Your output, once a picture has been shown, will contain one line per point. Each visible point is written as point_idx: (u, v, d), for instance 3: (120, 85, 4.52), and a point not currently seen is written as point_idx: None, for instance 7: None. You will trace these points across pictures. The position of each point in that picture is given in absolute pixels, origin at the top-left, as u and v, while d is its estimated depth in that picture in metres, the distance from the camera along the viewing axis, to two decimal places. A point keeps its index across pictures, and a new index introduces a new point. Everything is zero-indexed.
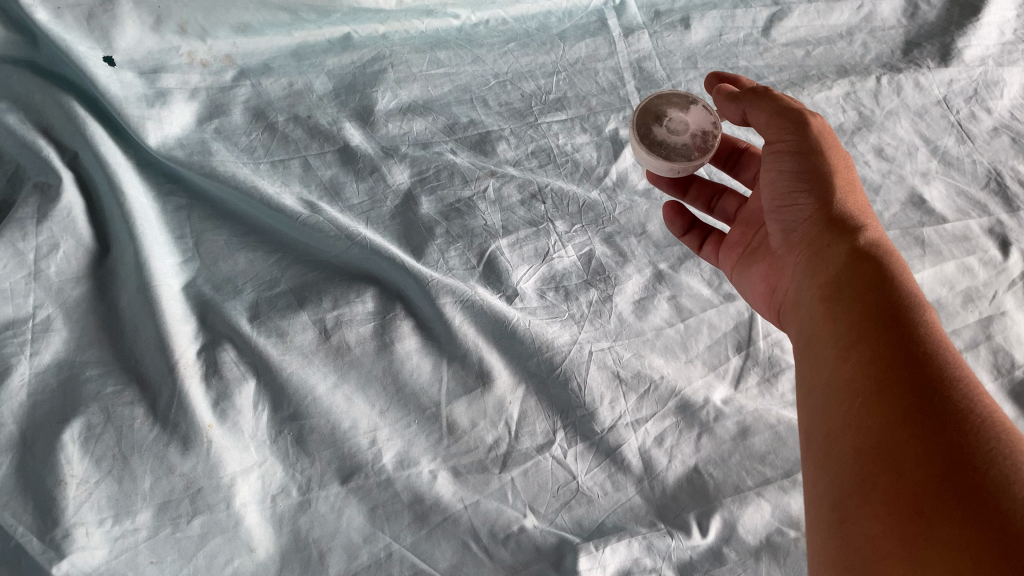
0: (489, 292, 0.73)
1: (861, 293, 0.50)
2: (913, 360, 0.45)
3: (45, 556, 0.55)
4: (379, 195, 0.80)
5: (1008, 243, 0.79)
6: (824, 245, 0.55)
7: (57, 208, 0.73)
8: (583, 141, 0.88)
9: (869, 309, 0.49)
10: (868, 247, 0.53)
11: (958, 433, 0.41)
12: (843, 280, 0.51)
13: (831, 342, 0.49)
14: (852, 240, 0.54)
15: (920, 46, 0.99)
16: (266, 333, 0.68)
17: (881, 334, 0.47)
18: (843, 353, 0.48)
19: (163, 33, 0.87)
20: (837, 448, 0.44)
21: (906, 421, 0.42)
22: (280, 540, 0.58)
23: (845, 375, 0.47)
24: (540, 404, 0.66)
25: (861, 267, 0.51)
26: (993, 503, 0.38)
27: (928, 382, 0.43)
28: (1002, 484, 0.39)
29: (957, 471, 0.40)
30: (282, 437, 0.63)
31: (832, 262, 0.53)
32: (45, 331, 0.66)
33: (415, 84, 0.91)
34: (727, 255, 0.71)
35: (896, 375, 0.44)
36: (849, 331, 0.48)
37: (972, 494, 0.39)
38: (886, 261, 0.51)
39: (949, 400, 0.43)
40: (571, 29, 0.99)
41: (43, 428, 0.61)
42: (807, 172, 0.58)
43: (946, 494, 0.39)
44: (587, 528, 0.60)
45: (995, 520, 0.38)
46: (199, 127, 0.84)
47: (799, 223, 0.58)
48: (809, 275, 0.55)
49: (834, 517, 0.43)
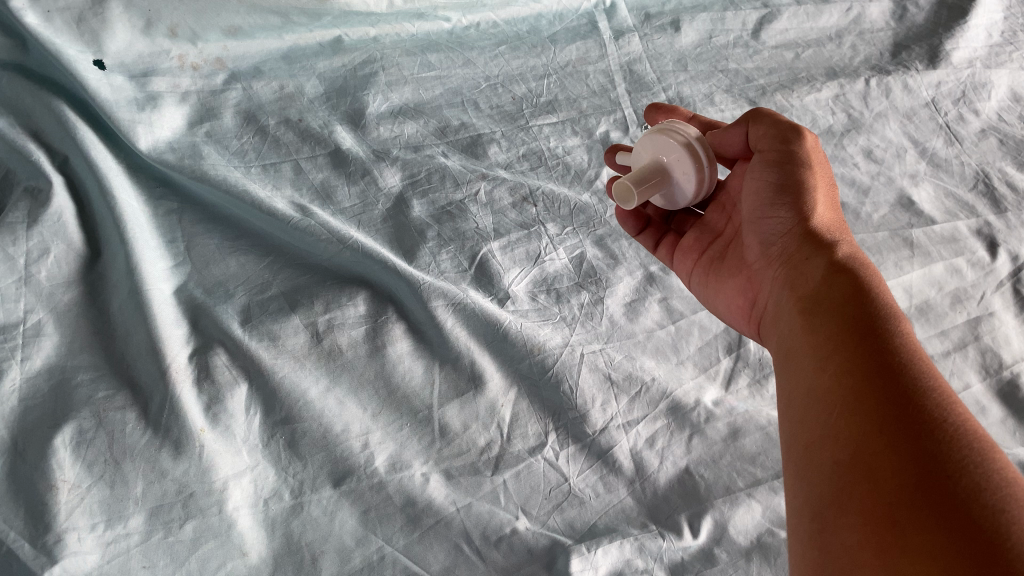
0: (481, 295, 0.73)
1: (838, 304, 0.50)
2: (888, 369, 0.45)
3: (37, 562, 0.54)
4: (371, 199, 0.80)
5: (996, 243, 0.79)
6: (803, 256, 0.56)
7: (48, 213, 0.73)
8: (573, 143, 0.88)
9: (847, 318, 0.49)
10: (844, 259, 0.53)
11: (932, 440, 0.41)
12: (821, 291, 0.52)
13: (811, 353, 0.49)
14: (828, 252, 0.54)
15: (907, 48, 1.00)
16: (258, 337, 0.68)
17: (859, 343, 0.47)
18: (821, 364, 0.48)
19: (154, 37, 0.88)
20: (816, 459, 0.44)
21: (881, 430, 0.42)
22: (272, 544, 0.58)
23: (823, 386, 0.47)
24: (532, 407, 0.67)
25: (838, 278, 0.52)
26: (966, 511, 0.37)
27: (903, 391, 0.43)
28: (975, 491, 0.38)
29: (931, 477, 0.39)
30: (274, 441, 0.63)
31: (811, 274, 0.54)
32: (37, 336, 0.66)
33: (406, 87, 0.91)
34: (683, 259, 0.71)
35: (871, 385, 0.44)
36: (827, 341, 0.49)
37: (945, 500, 0.38)
38: (862, 273, 0.52)
39: (924, 408, 0.42)
40: (561, 32, 1.00)
41: (34, 433, 0.60)
42: (788, 184, 0.59)
43: (920, 502, 0.38)
44: (579, 530, 0.61)
45: (968, 527, 0.37)
46: (190, 131, 0.84)
47: (779, 234, 0.59)
48: (790, 287, 0.55)
49: (814, 528, 0.42)
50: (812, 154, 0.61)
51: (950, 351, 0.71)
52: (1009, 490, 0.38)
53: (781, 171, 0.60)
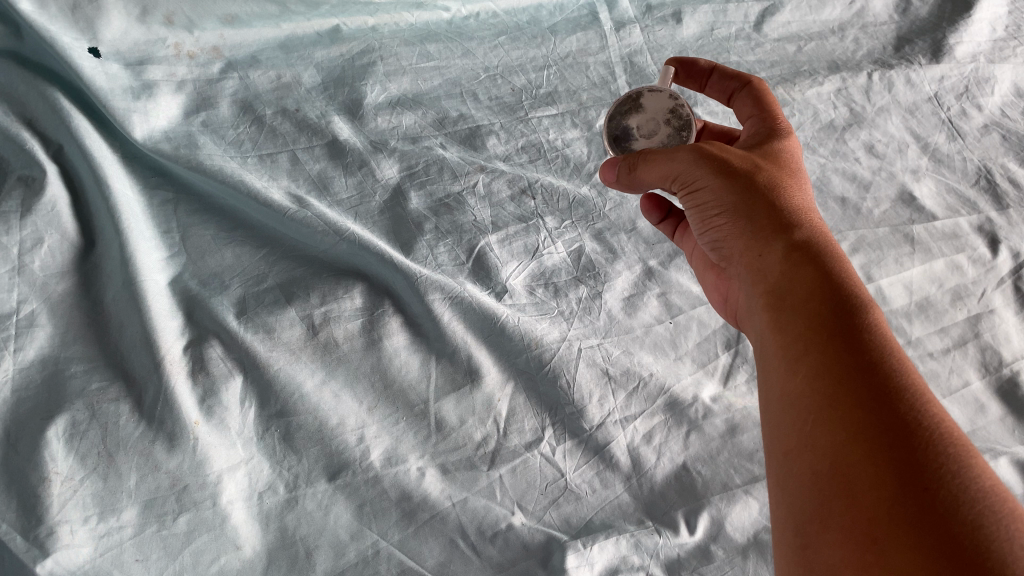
0: (478, 288, 0.73)
1: (800, 301, 0.49)
2: (861, 372, 0.44)
3: (29, 554, 0.54)
4: (368, 190, 0.80)
5: (997, 240, 0.79)
6: (757, 254, 0.54)
7: (41, 202, 0.72)
8: (573, 136, 0.87)
9: (812, 317, 0.48)
10: (800, 250, 0.52)
11: (910, 449, 0.40)
12: (782, 288, 0.51)
13: (780, 353, 0.48)
14: (785, 244, 0.53)
15: (911, 42, 0.99)
16: (253, 329, 0.67)
17: (828, 342, 0.46)
18: (791, 366, 0.47)
19: (150, 24, 0.86)
20: (798, 469, 0.43)
21: (857, 439, 0.41)
22: (267, 538, 0.58)
23: (796, 389, 0.46)
24: (529, 401, 0.66)
25: (799, 271, 0.50)
26: (946, 525, 0.37)
27: (878, 395, 0.43)
28: (953, 504, 0.38)
29: (912, 490, 0.38)
30: (269, 434, 0.62)
31: (769, 270, 0.52)
32: (30, 326, 0.65)
33: (404, 77, 0.90)
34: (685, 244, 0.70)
35: (844, 389, 0.43)
36: (796, 341, 0.48)
37: (926, 517, 0.38)
38: (822, 265, 0.51)
39: (900, 412, 0.42)
40: (561, 22, 0.99)
41: (27, 424, 0.60)
42: (723, 192, 0.56)
43: (902, 519, 0.38)
44: (575, 525, 0.60)
45: (950, 545, 0.36)
46: (186, 120, 0.83)
47: (726, 239, 0.57)
48: (749, 286, 0.54)
49: (797, 543, 0.41)
50: (712, 154, 0.57)
51: (949, 348, 0.71)
52: (985, 503, 0.38)
53: (711, 182, 0.56)
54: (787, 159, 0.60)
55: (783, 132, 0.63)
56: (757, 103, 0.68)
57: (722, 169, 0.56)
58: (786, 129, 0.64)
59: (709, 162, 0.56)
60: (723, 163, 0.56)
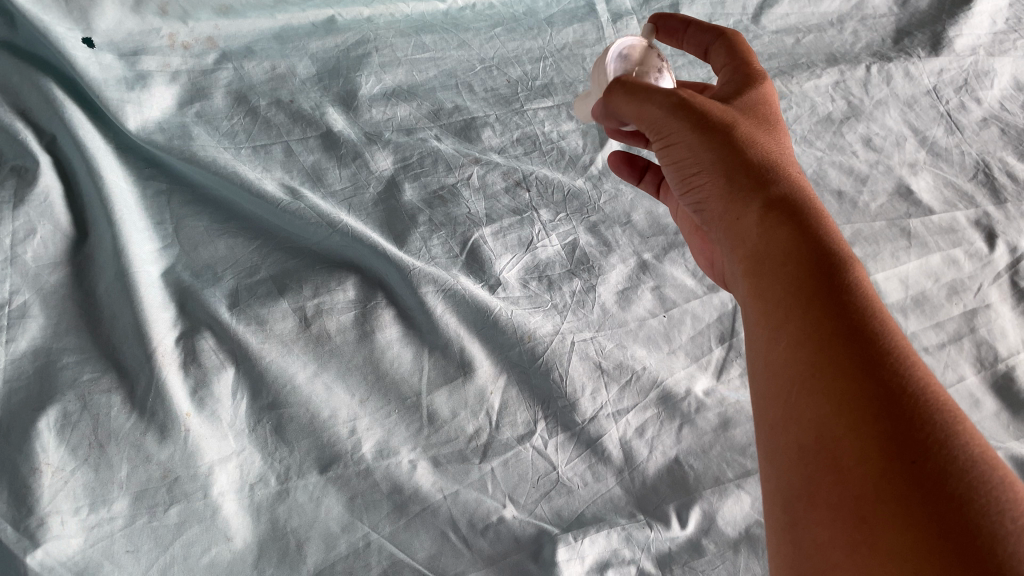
0: (471, 281, 0.73)
1: (780, 263, 0.49)
2: (845, 338, 0.43)
3: (20, 545, 0.54)
4: (362, 181, 0.79)
5: (995, 235, 0.78)
6: (736, 216, 0.53)
7: (34, 193, 0.72)
8: (568, 128, 0.87)
9: (791, 279, 0.47)
10: (778, 206, 0.51)
11: (897, 420, 0.39)
12: (761, 250, 0.50)
13: (762, 322, 0.48)
14: (762, 202, 0.52)
15: (910, 35, 0.98)
16: (246, 320, 0.67)
17: (809, 306, 0.45)
18: (775, 335, 0.47)
19: (143, 15, 0.86)
20: (783, 443, 0.43)
21: (845, 411, 0.40)
22: (257, 529, 0.58)
23: (780, 360, 0.45)
24: (521, 394, 0.66)
25: (775, 232, 0.50)
26: (933, 500, 0.36)
27: (862, 363, 0.42)
28: (941, 477, 0.37)
29: (898, 463, 0.38)
30: (261, 426, 0.62)
31: (747, 233, 0.52)
32: (22, 317, 0.65)
33: (400, 68, 0.90)
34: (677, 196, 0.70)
35: (827, 355, 0.43)
36: (777, 308, 0.47)
37: (915, 492, 0.37)
38: (800, 221, 0.50)
39: (886, 379, 0.41)
40: (558, 14, 0.98)
41: (18, 415, 0.60)
42: (693, 150, 0.56)
43: (888, 494, 0.37)
44: (566, 518, 0.60)
45: (940, 520, 0.35)
46: (180, 111, 0.82)
47: (707, 200, 0.57)
48: (731, 250, 0.54)
49: (786, 520, 0.41)
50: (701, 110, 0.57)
51: (944, 343, 0.71)
52: (974, 474, 0.37)
53: (686, 141, 0.57)
54: (763, 111, 0.60)
55: (759, 79, 0.63)
56: (731, 52, 0.67)
57: (690, 122, 0.56)
58: (760, 74, 0.63)
59: (682, 116, 0.57)
60: (695, 118, 0.57)
